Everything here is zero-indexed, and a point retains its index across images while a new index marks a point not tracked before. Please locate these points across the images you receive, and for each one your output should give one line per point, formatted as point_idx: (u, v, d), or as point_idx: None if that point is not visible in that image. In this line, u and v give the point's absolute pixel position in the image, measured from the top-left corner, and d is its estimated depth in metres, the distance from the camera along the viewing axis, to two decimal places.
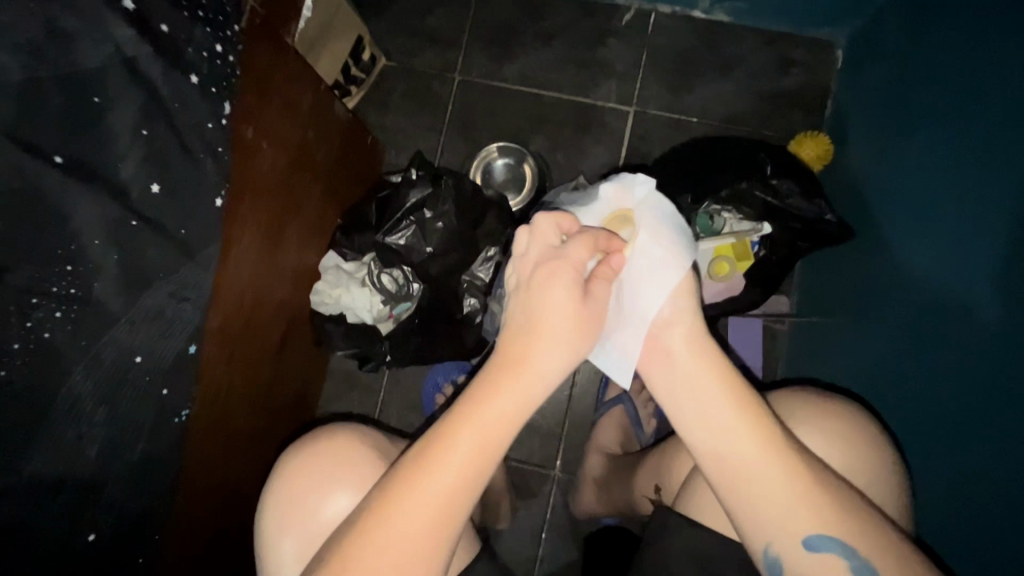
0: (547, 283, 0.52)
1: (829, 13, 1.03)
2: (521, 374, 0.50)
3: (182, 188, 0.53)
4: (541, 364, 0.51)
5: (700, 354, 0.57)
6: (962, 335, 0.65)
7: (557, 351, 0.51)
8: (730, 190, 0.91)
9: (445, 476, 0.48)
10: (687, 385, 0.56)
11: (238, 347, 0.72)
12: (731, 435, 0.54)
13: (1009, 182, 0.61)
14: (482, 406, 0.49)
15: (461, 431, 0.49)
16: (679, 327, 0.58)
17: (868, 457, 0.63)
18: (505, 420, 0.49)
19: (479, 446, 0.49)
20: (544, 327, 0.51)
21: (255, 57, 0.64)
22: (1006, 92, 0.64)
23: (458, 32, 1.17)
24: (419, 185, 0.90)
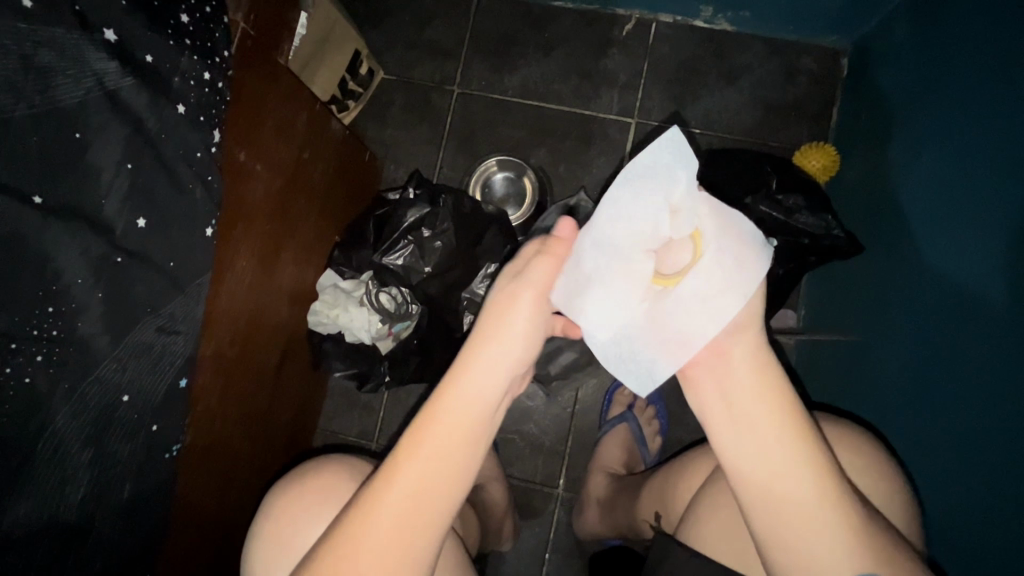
0: (490, 289, 0.53)
1: (834, 21, 1.01)
2: (475, 384, 0.48)
3: (171, 221, 0.52)
4: (495, 374, 0.49)
5: (759, 370, 0.49)
6: (966, 354, 0.64)
7: (499, 352, 0.50)
8: (735, 207, 0.89)
9: (397, 499, 0.45)
10: (737, 405, 0.49)
11: (232, 374, 0.71)
12: (781, 464, 0.48)
13: (1011, 196, 0.60)
14: (435, 421, 0.47)
15: (410, 451, 0.47)
16: (745, 340, 0.50)
17: (879, 488, 0.61)
18: (452, 432, 0.47)
19: (428, 465, 0.46)
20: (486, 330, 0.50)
21: (246, 80, 0.63)
22: (1008, 104, 0.63)
23: (457, 43, 1.15)
24: (417, 204, 0.89)
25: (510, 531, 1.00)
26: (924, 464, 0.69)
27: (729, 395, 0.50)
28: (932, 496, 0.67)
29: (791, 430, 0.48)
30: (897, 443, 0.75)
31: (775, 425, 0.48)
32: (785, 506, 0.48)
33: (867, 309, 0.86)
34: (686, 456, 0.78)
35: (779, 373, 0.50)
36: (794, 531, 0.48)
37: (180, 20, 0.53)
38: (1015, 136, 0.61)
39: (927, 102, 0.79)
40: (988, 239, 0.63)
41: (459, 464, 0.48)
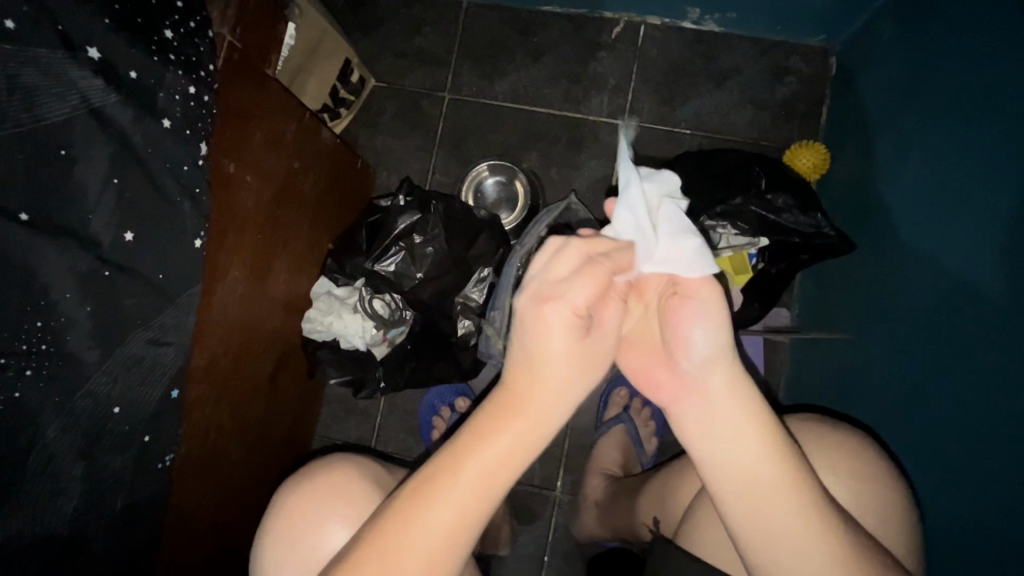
0: (548, 326, 0.45)
1: (820, 21, 1.01)
2: (524, 415, 0.45)
3: (159, 234, 0.52)
4: (542, 407, 0.46)
5: (736, 392, 0.50)
6: (959, 349, 0.64)
7: (566, 392, 0.46)
8: (725, 206, 0.88)
9: (447, 513, 0.45)
10: (718, 429, 0.50)
11: (226, 385, 0.72)
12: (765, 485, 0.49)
13: (1005, 192, 0.60)
14: (484, 445, 0.45)
15: (463, 469, 0.45)
16: (718, 371, 0.50)
17: (868, 487, 0.61)
18: (509, 460, 0.45)
19: (482, 485, 0.45)
20: (548, 367, 0.45)
21: (233, 91, 0.64)
22: (999, 100, 0.63)
23: (447, 50, 1.16)
24: (408, 212, 0.89)
25: (508, 534, 1.00)
26: (919, 462, 0.69)
27: (707, 422, 0.50)
28: (928, 492, 0.67)
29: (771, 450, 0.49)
30: (891, 440, 0.75)
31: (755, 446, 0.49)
32: (773, 527, 0.49)
33: (858, 309, 0.86)
34: (685, 459, 0.78)
35: (758, 396, 0.51)
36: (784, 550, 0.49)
37: (163, 35, 0.54)
38: (1008, 130, 0.61)
39: (916, 100, 0.79)
40: (983, 233, 0.62)
41: (510, 486, 0.46)
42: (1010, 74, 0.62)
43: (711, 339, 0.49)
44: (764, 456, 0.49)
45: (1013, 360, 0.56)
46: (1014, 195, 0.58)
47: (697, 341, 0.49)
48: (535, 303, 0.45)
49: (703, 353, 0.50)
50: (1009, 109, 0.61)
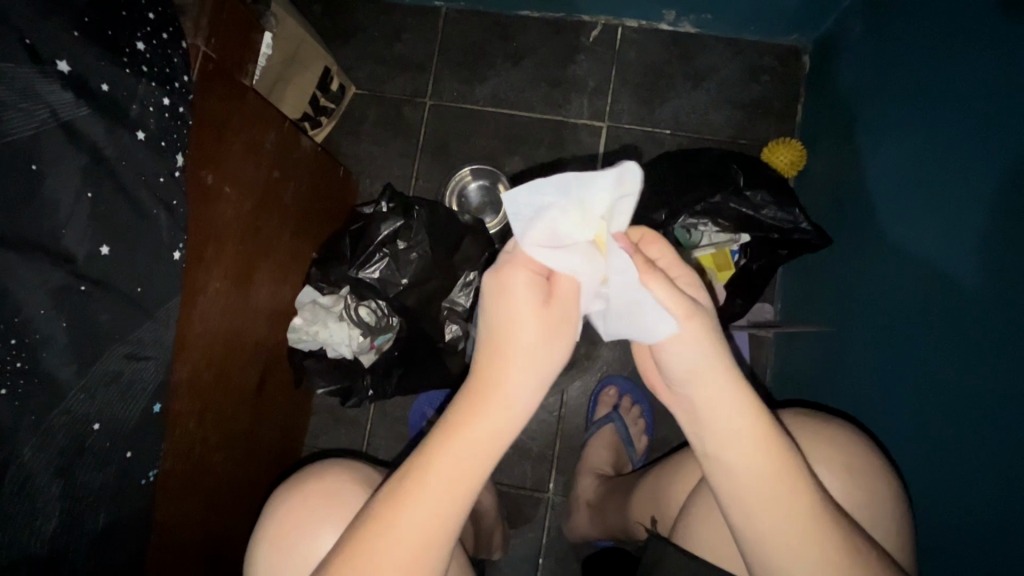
0: (512, 293, 0.46)
1: (793, 20, 1.03)
2: (491, 399, 0.45)
3: (135, 247, 0.52)
4: (507, 388, 0.46)
5: (732, 406, 0.48)
6: (939, 337, 0.65)
7: (532, 367, 0.46)
8: (705, 205, 0.90)
9: (417, 515, 0.45)
10: (722, 450, 0.49)
11: (210, 397, 0.71)
12: (778, 509, 0.48)
13: (980, 182, 0.61)
14: (454, 435, 0.45)
15: (431, 468, 0.45)
16: (706, 388, 0.49)
17: (855, 479, 0.62)
18: (475, 455, 0.45)
19: (451, 483, 0.45)
20: (512, 351, 0.46)
21: (208, 102, 0.63)
22: (969, 94, 0.64)
23: (427, 56, 1.16)
24: (390, 219, 0.88)
25: (501, 538, 1.00)
26: (903, 450, 0.70)
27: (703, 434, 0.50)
28: (914, 480, 0.68)
29: (777, 466, 0.48)
30: (877, 430, 0.77)
31: (754, 467, 0.48)
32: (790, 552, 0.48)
33: (841, 302, 0.87)
34: (676, 457, 0.79)
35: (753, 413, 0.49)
36: (802, 571, 0.48)
37: (135, 47, 0.53)
38: (980, 123, 0.62)
39: (889, 95, 0.81)
40: (959, 223, 0.63)
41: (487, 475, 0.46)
42: (980, 69, 0.63)
43: (687, 357, 0.48)
44: (772, 474, 0.48)
45: (991, 345, 0.57)
46: (989, 185, 0.60)
47: (674, 357, 0.48)
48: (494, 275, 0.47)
49: (682, 367, 0.49)
50: (982, 103, 0.62)
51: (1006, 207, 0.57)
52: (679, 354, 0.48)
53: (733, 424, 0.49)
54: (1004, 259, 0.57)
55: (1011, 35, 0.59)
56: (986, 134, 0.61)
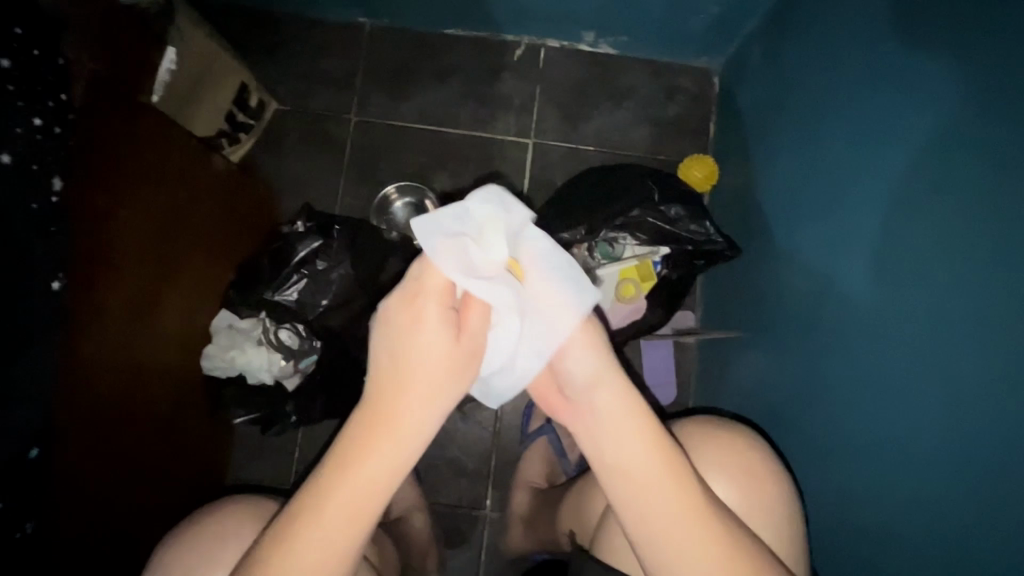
0: (419, 320, 0.47)
1: (702, 44, 1.10)
2: (395, 424, 0.46)
3: (2, 281, 0.48)
4: (411, 414, 0.47)
5: (621, 410, 0.53)
6: (841, 341, 0.70)
7: (437, 392, 0.47)
8: (624, 218, 0.93)
9: (318, 539, 0.45)
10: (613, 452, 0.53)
11: (108, 434, 0.66)
12: (669, 505, 0.51)
13: (875, 195, 0.66)
14: (357, 459, 0.46)
15: (335, 492, 0.45)
16: (604, 392, 0.54)
17: (763, 482, 0.66)
18: (379, 475, 0.46)
19: (352, 507, 0.45)
20: (420, 372, 0.47)
21: (94, 122, 0.60)
22: (859, 116, 0.70)
23: (351, 73, 1.15)
24: (308, 238, 0.87)
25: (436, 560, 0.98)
26: (812, 450, 0.75)
27: (602, 441, 0.53)
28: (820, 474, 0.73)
29: (671, 472, 0.52)
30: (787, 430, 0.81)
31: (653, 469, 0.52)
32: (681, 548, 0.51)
33: (755, 310, 0.92)
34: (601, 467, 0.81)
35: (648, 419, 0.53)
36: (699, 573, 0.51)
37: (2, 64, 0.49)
38: (864, 142, 0.69)
39: (788, 115, 0.87)
40: (856, 235, 0.68)
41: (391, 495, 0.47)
42: (868, 91, 0.69)
43: (587, 357, 0.54)
44: (660, 474, 0.52)
45: (876, 346, 0.63)
46: (873, 201, 0.66)
47: (574, 361, 0.54)
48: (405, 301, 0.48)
49: (579, 375, 0.54)
50: (868, 123, 0.68)
51: (887, 221, 0.63)
52: (577, 360, 0.54)
53: (622, 425, 0.53)
54: (890, 268, 0.62)
55: (893, 58, 0.65)
56: (875, 154, 0.66)
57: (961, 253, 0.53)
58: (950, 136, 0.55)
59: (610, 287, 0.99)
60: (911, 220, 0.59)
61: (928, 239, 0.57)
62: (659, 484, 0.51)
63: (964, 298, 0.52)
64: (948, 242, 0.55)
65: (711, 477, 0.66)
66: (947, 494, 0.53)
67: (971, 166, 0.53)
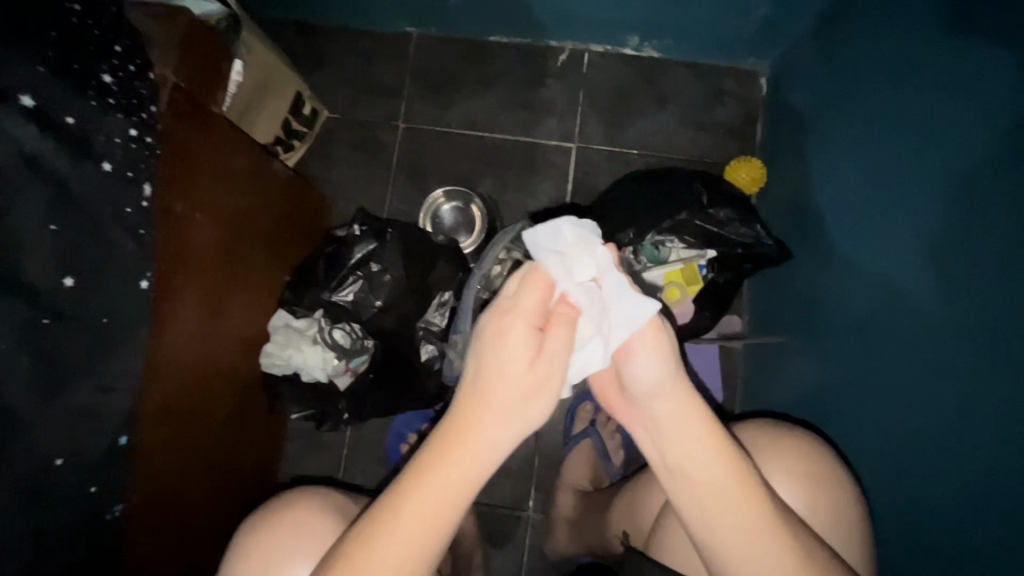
0: (504, 338, 0.47)
1: (749, 45, 1.09)
2: (467, 445, 0.46)
3: (100, 280, 0.52)
4: (484, 436, 0.46)
5: (686, 415, 0.51)
6: (892, 344, 0.69)
7: (509, 417, 0.46)
8: (671, 222, 0.92)
9: (390, 549, 0.47)
10: (677, 458, 0.52)
11: (182, 426, 0.70)
12: (734, 514, 0.50)
13: (927, 194, 0.64)
14: (429, 475, 0.47)
15: (410, 500, 0.47)
16: (665, 400, 0.51)
17: (825, 490, 0.64)
18: (460, 482, 0.47)
19: (433, 509, 0.47)
20: (504, 388, 0.46)
21: (179, 132, 0.64)
22: (911, 115, 0.68)
23: (399, 81, 1.18)
24: (363, 241, 0.89)
25: (480, 560, 0.99)
26: (863, 458, 0.73)
27: (665, 444, 0.52)
28: (876, 483, 0.71)
29: (736, 479, 0.50)
30: (840, 438, 0.79)
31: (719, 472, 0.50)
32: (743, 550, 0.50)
33: (804, 313, 0.91)
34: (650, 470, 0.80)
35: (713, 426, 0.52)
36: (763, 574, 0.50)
37: (102, 80, 0.54)
38: (916, 141, 0.67)
39: (837, 115, 0.85)
40: (906, 237, 0.67)
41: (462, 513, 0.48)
42: (920, 89, 0.67)
43: (653, 367, 0.51)
44: (726, 482, 0.50)
45: (934, 349, 0.61)
46: (925, 201, 0.64)
47: (638, 370, 0.51)
48: (497, 317, 0.48)
49: (643, 382, 0.51)
50: (922, 121, 0.66)
51: (941, 222, 0.61)
52: (643, 367, 0.51)
53: (688, 432, 0.51)
54: (948, 269, 0.60)
55: (952, 53, 0.63)
56: (927, 155, 0.65)
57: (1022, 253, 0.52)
58: (1006, 137, 0.55)
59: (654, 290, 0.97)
60: (971, 220, 0.58)
61: (989, 240, 0.55)
62: (725, 492, 0.50)
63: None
64: (1010, 243, 0.53)
65: (775, 482, 0.65)
66: (1009, 504, 0.51)
67: None
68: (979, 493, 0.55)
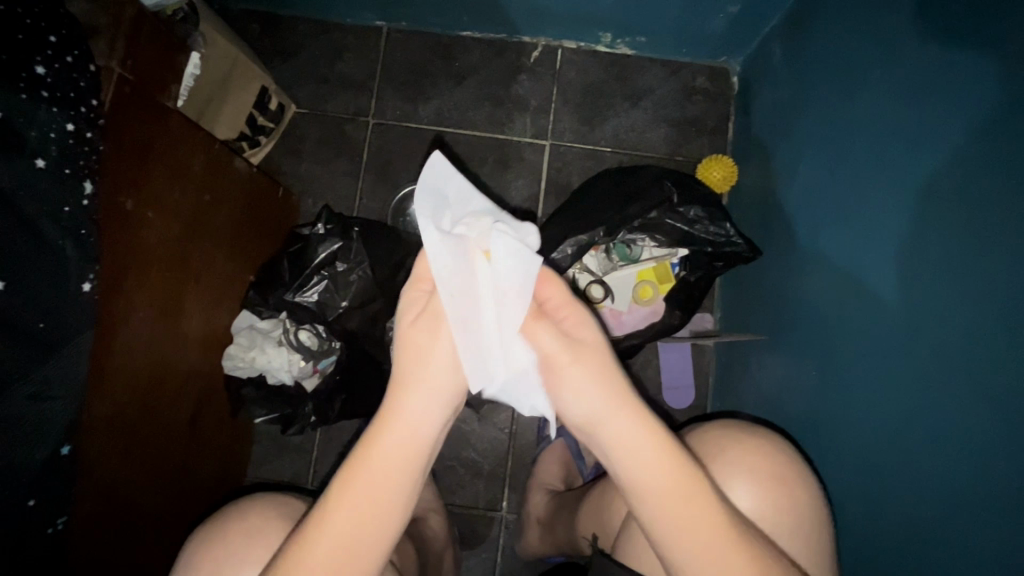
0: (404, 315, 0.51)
1: (721, 43, 1.09)
2: (393, 427, 0.48)
3: (35, 284, 0.49)
4: (407, 415, 0.49)
5: (634, 435, 0.50)
6: (860, 343, 0.69)
7: (423, 392, 0.49)
8: (643, 221, 0.92)
9: (326, 548, 0.45)
10: (630, 479, 0.50)
11: (135, 432, 0.68)
12: (698, 525, 0.49)
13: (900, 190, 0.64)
14: (362, 465, 0.47)
15: (345, 492, 0.47)
16: (611, 424, 0.50)
17: (797, 495, 0.65)
18: (393, 467, 0.48)
19: (360, 512, 0.46)
20: (407, 363, 0.50)
21: (126, 127, 0.61)
22: (879, 115, 0.69)
23: (369, 75, 1.16)
24: (329, 240, 0.86)
25: (453, 561, 0.98)
26: (834, 456, 0.73)
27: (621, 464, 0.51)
28: (844, 479, 0.71)
29: (693, 492, 0.49)
30: (808, 434, 0.80)
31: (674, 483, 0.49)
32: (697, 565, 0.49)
33: (774, 311, 0.91)
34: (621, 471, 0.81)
35: (664, 442, 0.50)
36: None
37: (35, 72, 0.51)
38: (890, 139, 0.67)
39: (807, 115, 0.86)
40: (878, 236, 0.67)
41: (397, 503, 0.48)
42: (891, 87, 0.68)
43: (593, 395, 0.50)
44: (683, 492, 0.49)
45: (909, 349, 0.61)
46: (897, 200, 0.64)
47: (574, 399, 0.51)
48: (409, 286, 0.52)
49: (579, 404, 0.51)
50: (895, 119, 0.66)
51: (918, 220, 0.61)
52: (586, 398, 0.50)
53: (638, 451, 0.50)
54: (917, 267, 0.61)
55: (921, 57, 0.63)
56: (899, 152, 0.65)
57: (1004, 249, 0.51)
58: (980, 136, 0.54)
59: (624, 289, 1.02)
60: (945, 217, 0.57)
61: (965, 237, 0.55)
62: (682, 509, 0.49)
63: (1008, 293, 0.50)
64: (991, 238, 0.52)
65: (735, 483, 0.65)
66: (981, 500, 0.51)
67: (1005, 164, 0.52)
68: (947, 490, 0.55)
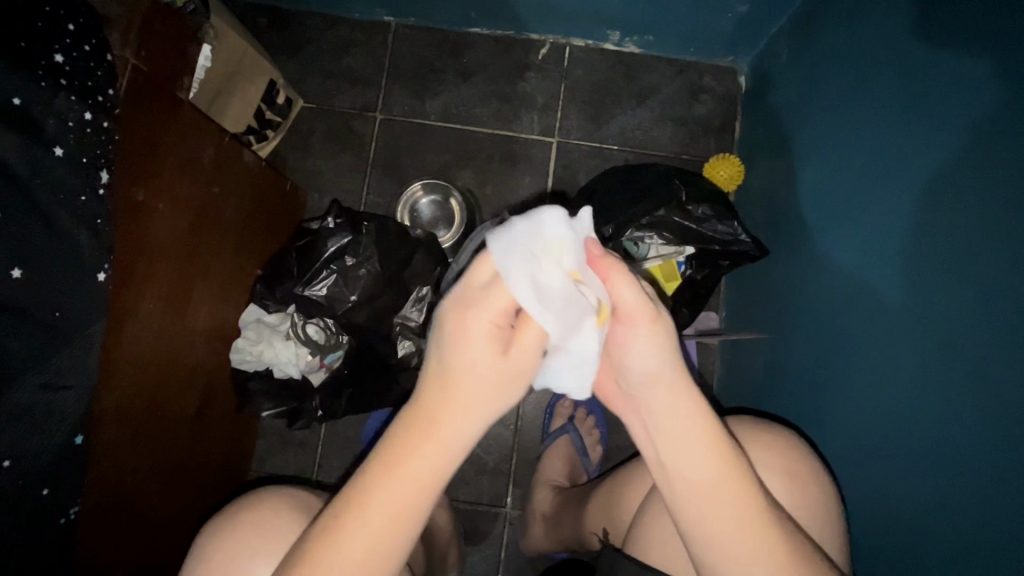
0: (465, 328, 0.44)
1: (728, 43, 1.09)
2: (431, 440, 0.45)
3: (50, 272, 0.49)
4: (451, 430, 0.45)
5: (679, 401, 0.50)
6: (865, 341, 0.70)
7: (475, 411, 0.45)
8: (651, 218, 0.92)
9: (359, 545, 0.44)
10: (665, 443, 0.51)
11: (142, 422, 0.68)
12: (719, 490, 0.49)
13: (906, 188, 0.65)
14: (396, 468, 0.45)
15: (378, 493, 0.45)
16: (662, 388, 0.51)
17: (812, 490, 0.65)
18: (429, 475, 0.45)
19: (393, 514, 0.45)
20: (464, 377, 0.44)
21: (138, 117, 0.61)
22: (885, 114, 0.70)
23: (377, 71, 1.16)
24: (338, 233, 0.86)
25: (457, 557, 0.98)
26: (839, 453, 0.74)
27: (664, 432, 0.51)
28: (848, 476, 0.72)
29: (722, 469, 0.49)
30: (813, 432, 0.80)
31: (706, 452, 0.50)
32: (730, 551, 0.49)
33: (779, 311, 0.91)
34: (627, 467, 0.81)
35: (704, 414, 0.51)
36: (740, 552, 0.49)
37: (53, 60, 0.51)
38: (897, 138, 0.67)
39: (813, 115, 0.86)
40: (883, 234, 0.68)
41: (428, 506, 0.46)
42: (896, 87, 0.68)
43: (649, 361, 0.50)
44: (716, 466, 0.49)
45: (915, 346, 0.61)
46: (903, 199, 0.65)
47: (633, 360, 0.50)
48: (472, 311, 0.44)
49: (640, 371, 0.51)
50: (901, 118, 0.67)
51: (923, 218, 0.62)
52: (643, 359, 0.50)
53: (680, 420, 0.50)
54: (921, 265, 0.61)
55: (924, 59, 0.64)
56: (905, 150, 0.66)
57: (1006, 247, 0.52)
58: (983, 135, 0.55)
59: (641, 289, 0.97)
60: (949, 215, 0.58)
61: (967, 234, 0.56)
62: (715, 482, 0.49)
63: (1013, 290, 0.50)
64: (996, 235, 0.53)
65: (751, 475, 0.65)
66: (983, 495, 0.52)
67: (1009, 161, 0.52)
68: (951, 486, 0.55)
